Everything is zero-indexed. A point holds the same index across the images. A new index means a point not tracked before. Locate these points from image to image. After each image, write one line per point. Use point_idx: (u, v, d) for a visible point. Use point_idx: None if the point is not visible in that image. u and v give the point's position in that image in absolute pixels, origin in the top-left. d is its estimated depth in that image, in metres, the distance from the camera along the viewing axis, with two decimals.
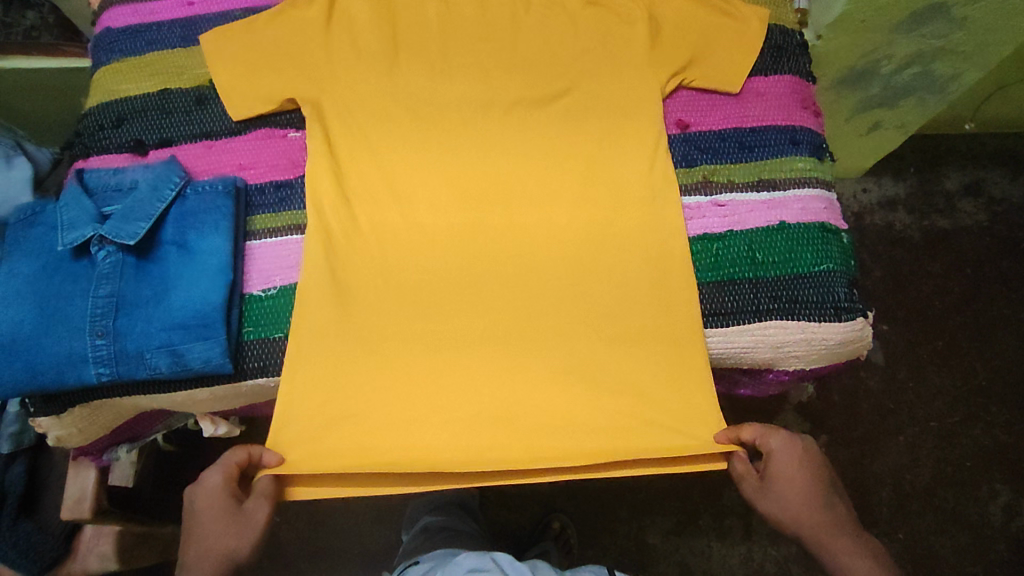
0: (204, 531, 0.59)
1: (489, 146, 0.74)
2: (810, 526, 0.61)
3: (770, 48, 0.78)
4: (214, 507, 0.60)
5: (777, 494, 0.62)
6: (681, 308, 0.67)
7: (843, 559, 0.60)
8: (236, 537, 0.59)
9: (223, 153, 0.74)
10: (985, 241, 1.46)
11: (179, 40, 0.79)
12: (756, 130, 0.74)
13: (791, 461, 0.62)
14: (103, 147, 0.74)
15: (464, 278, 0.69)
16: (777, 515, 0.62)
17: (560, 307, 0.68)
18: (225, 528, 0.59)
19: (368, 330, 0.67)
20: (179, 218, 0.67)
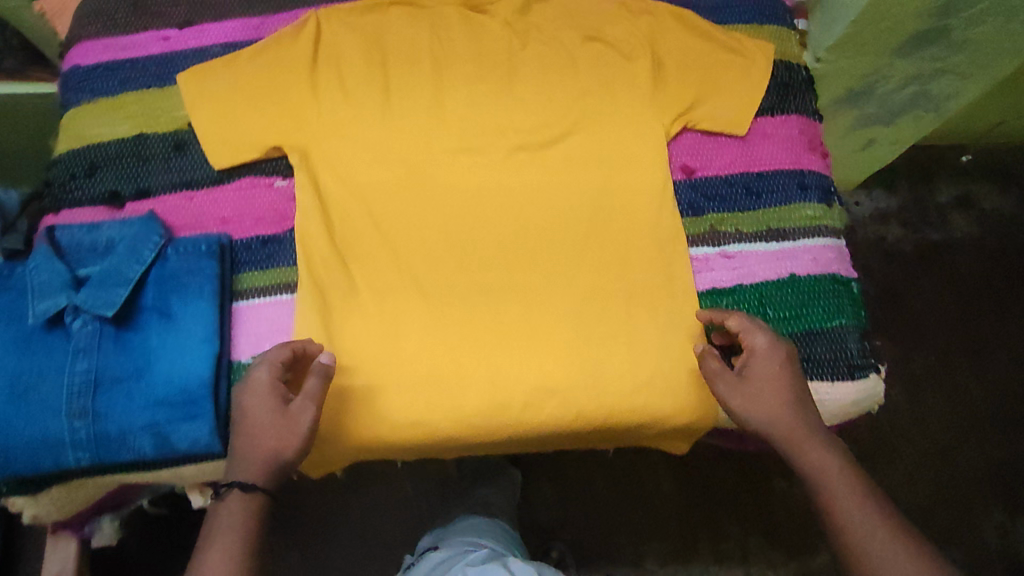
0: (253, 431, 0.58)
1: (489, 194, 0.70)
2: (779, 429, 0.60)
3: (776, 85, 0.75)
4: (261, 405, 0.58)
5: (750, 394, 0.61)
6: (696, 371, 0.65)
7: (811, 460, 0.59)
8: (279, 436, 0.58)
9: (204, 205, 0.69)
10: (977, 257, 1.47)
11: (154, 79, 0.73)
12: (764, 175, 0.72)
13: (775, 364, 0.61)
14: (74, 200, 0.69)
15: (468, 336, 0.65)
16: (747, 417, 0.60)
17: (569, 369, 0.64)
18: (272, 429, 0.58)
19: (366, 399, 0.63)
20: (160, 282, 0.63)
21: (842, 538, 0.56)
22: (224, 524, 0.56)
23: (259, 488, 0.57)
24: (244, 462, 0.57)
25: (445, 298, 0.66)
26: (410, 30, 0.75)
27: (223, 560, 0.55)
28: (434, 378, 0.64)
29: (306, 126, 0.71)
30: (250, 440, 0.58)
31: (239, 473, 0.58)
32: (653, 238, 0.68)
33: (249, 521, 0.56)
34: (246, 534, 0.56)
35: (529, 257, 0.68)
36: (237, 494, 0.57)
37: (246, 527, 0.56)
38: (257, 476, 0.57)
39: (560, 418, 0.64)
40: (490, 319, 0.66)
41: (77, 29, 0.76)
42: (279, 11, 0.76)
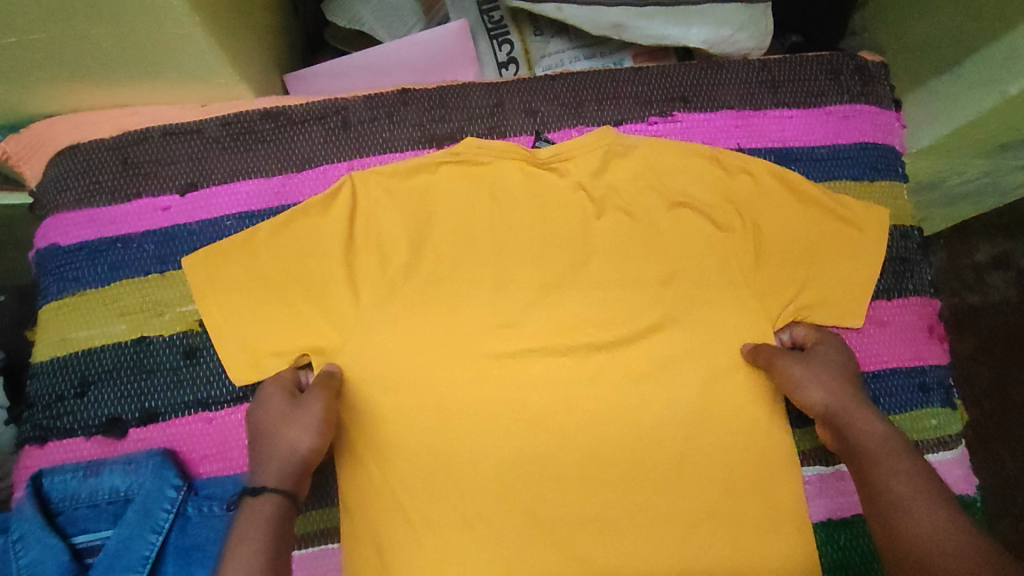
0: (267, 442, 0.54)
1: (566, 400, 0.62)
2: (839, 403, 0.58)
3: (892, 261, 0.65)
4: (273, 411, 0.56)
5: (817, 371, 0.59)
6: None
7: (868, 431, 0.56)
8: (296, 436, 0.54)
9: (226, 430, 0.57)
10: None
11: (154, 263, 0.60)
12: (883, 374, 0.63)
13: (837, 350, 0.61)
14: (63, 427, 0.56)
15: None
16: (808, 394, 0.59)
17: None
18: (290, 433, 0.54)
19: None
20: (181, 553, 0.52)
21: (897, 496, 0.51)
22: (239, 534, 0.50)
23: (273, 492, 0.52)
24: (262, 462, 0.53)
25: (520, 532, 0.59)
26: (466, 196, 0.64)
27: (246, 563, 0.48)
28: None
29: (350, 324, 0.60)
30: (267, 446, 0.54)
31: (260, 476, 0.53)
32: (753, 456, 0.61)
33: (267, 526, 0.50)
34: (267, 535, 0.49)
35: (615, 480, 0.61)
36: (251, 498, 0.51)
37: (266, 528, 0.50)
38: (273, 479, 0.53)
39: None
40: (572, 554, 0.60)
41: (52, 193, 0.61)
42: (304, 168, 0.64)
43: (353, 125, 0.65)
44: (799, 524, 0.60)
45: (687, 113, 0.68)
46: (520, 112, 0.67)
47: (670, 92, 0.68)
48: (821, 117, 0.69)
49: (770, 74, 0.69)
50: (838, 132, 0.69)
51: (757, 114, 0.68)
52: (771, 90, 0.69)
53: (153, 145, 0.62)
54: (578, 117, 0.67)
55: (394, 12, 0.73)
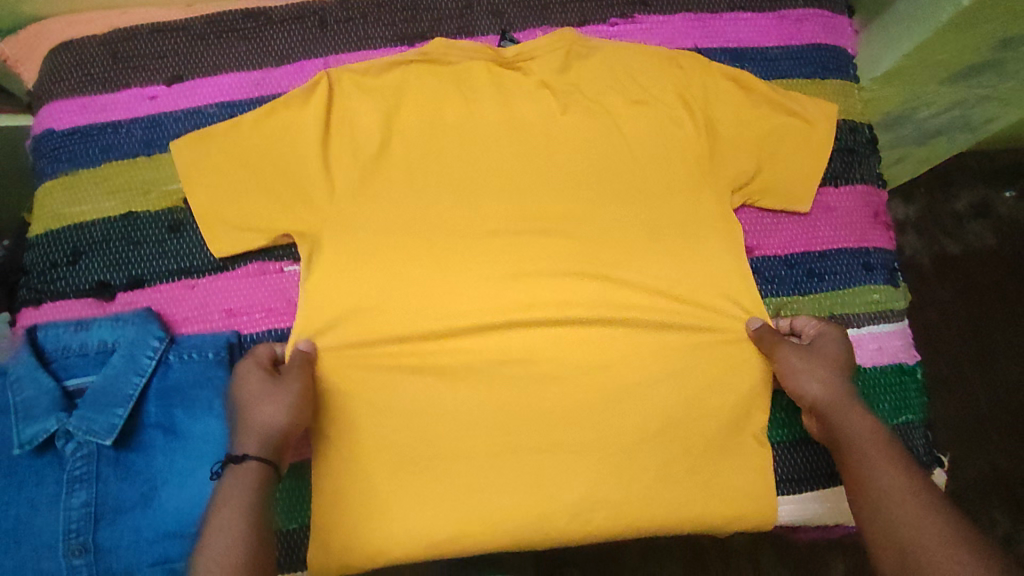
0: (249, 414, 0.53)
1: (529, 277, 0.65)
2: (829, 395, 0.57)
3: (840, 151, 0.68)
4: (253, 383, 0.55)
5: (809, 360, 0.59)
6: (745, 468, 0.63)
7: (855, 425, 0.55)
8: (276, 408, 0.54)
9: (208, 295, 0.62)
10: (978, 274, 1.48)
11: (141, 146, 0.65)
12: (827, 254, 0.66)
13: (840, 342, 0.60)
14: (57, 291, 0.61)
15: (511, 440, 0.62)
16: (799, 384, 0.59)
17: (623, 480, 0.62)
18: (278, 404, 0.54)
19: (417, 499, 0.61)
20: (163, 394, 0.56)
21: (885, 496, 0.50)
22: (223, 504, 0.49)
23: (259, 460, 0.51)
24: (244, 432, 0.52)
25: (483, 398, 0.63)
26: (434, 90, 0.68)
27: (230, 533, 0.48)
28: (471, 483, 0.61)
29: (322, 204, 0.64)
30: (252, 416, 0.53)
31: (241, 445, 0.52)
32: (706, 332, 0.64)
33: (252, 493, 0.49)
34: (250, 503, 0.49)
35: (574, 353, 0.65)
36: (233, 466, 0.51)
37: (249, 497, 0.49)
38: (260, 448, 0.52)
39: (616, 530, 0.61)
40: (533, 420, 0.63)
41: (47, 84, 0.66)
42: (283, 63, 0.68)
43: (330, 25, 0.69)
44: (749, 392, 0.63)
45: (647, 15, 0.72)
46: (487, 15, 0.72)
47: None
48: (773, 21, 0.73)
49: None
50: (790, 35, 0.72)
51: (713, 18, 0.72)
52: None
53: (140, 40, 0.67)
54: (543, 18, 0.72)
55: None
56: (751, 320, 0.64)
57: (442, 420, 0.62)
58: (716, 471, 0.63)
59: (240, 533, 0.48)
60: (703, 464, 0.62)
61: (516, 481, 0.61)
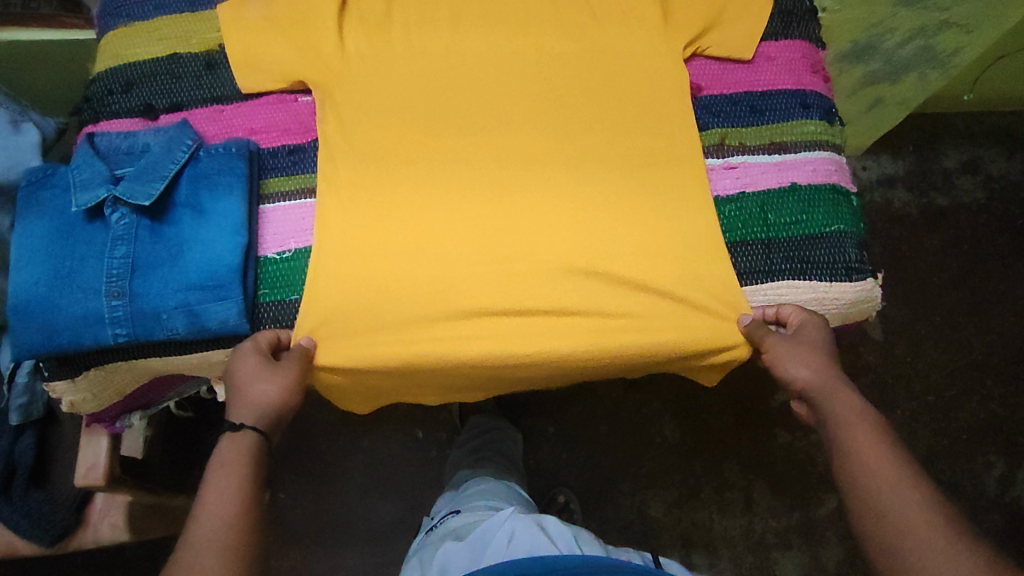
0: (245, 393, 0.62)
1: (496, 114, 0.73)
2: (817, 380, 0.63)
3: (780, 12, 0.78)
4: (250, 363, 0.62)
5: (798, 348, 0.64)
6: (703, 269, 0.68)
7: (839, 408, 0.61)
8: (270, 388, 0.62)
9: (233, 117, 0.73)
10: (977, 225, 1.48)
11: (186, 5, 0.78)
12: (767, 95, 0.75)
13: (822, 331, 0.65)
14: (112, 112, 0.73)
15: (482, 250, 0.68)
16: (790, 370, 0.64)
17: (585, 280, 0.68)
18: (269, 384, 0.62)
19: (386, 287, 0.67)
20: (194, 179, 0.67)
21: (865, 465, 0.57)
22: (219, 463, 0.59)
23: (255, 429, 0.61)
24: (243, 408, 0.61)
25: (455, 215, 0.69)
26: None
27: (222, 492, 0.58)
28: (439, 281, 0.67)
29: (324, 48, 0.74)
30: (247, 392, 0.62)
31: (239, 418, 0.62)
32: (661, 154, 0.71)
33: (248, 459, 0.60)
34: (243, 465, 0.59)
35: (540, 180, 0.71)
36: (228, 437, 0.61)
37: (244, 462, 0.59)
38: (253, 421, 0.61)
39: (582, 318, 0.68)
40: (500, 235, 0.69)
41: None
42: None
43: None
44: (703, 203, 0.69)
45: None
46: None
47: None
48: None
49: None
50: None
51: None
52: None
53: None
54: None
55: None
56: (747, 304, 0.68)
57: (409, 224, 0.69)
58: (674, 278, 0.67)
59: (233, 493, 0.57)
60: (661, 265, 0.68)
61: (486, 278, 0.67)
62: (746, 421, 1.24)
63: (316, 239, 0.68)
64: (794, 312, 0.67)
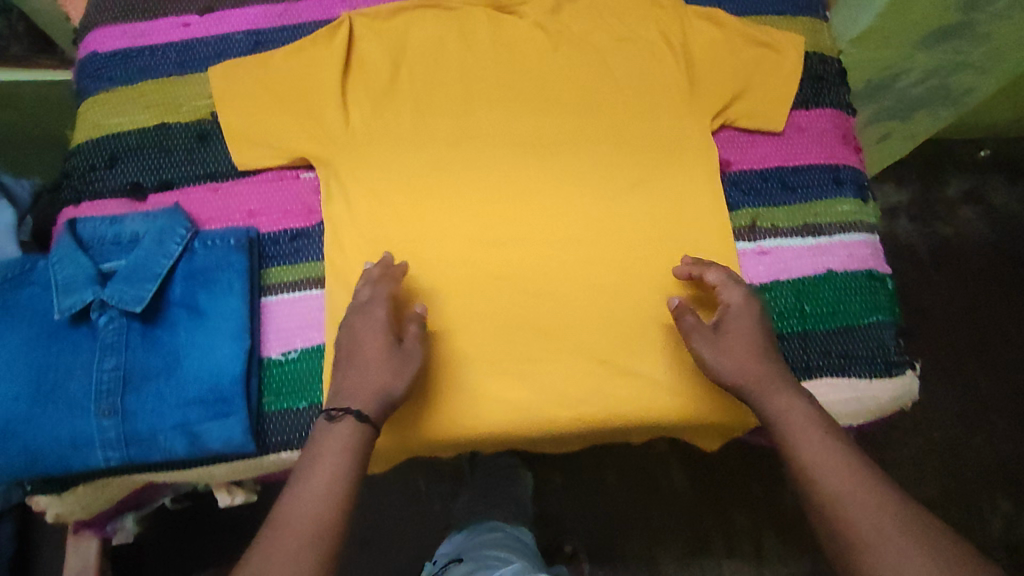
0: (358, 363, 0.56)
1: (514, 194, 0.68)
2: (749, 378, 0.57)
3: (809, 78, 0.74)
4: (371, 343, 0.57)
5: (726, 340, 0.59)
6: None
7: (781, 408, 0.55)
8: (391, 372, 0.56)
9: (230, 198, 0.67)
10: (981, 258, 1.46)
11: (175, 67, 0.71)
12: (800, 170, 0.70)
13: (749, 313, 0.60)
14: (94, 191, 0.67)
15: (505, 345, 0.64)
16: (720, 364, 0.58)
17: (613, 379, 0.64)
18: (391, 368, 0.56)
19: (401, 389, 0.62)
20: (189, 276, 0.61)
21: (829, 480, 0.51)
22: (310, 455, 0.52)
23: (368, 419, 0.54)
24: (360, 391, 0.55)
25: (474, 311, 0.64)
26: (435, 30, 0.73)
27: (312, 488, 0.50)
28: (455, 380, 0.63)
29: (328, 121, 0.68)
30: (364, 376, 0.56)
31: (347, 401, 0.55)
32: (690, 239, 0.67)
33: (348, 456, 0.52)
34: (340, 462, 0.52)
35: (562, 268, 0.66)
36: (330, 422, 0.54)
37: (341, 458, 0.52)
38: (369, 409, 0.55)
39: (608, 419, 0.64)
40: (523, 332, 0.64)
41: (94, 15, 0.73)
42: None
43: None
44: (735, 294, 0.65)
45: None
46: None
47: None
48: None
49: None
50: None
51: None
52: None
53: None
54: None
55: None
56: (677, 268, 0.64)
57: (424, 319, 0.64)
58: (706, 372, 0.64)
59: (323, 494, 0.50)
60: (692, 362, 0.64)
61: (508, 376, 0.63)
62: (754, 467, 1.21)
63: (325, 338, 0.63)
64: (725, 283, 0.62)
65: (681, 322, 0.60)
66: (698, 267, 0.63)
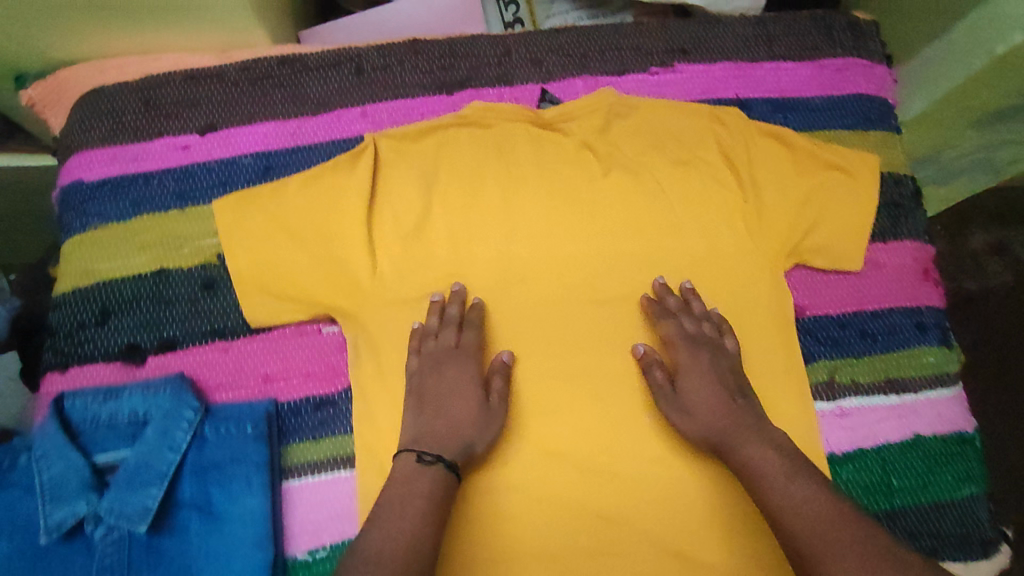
0: (446, 414, 0.55)
1: (566, 350, 0.61)
2: (714, 432, 0.55)
3: (886, 206, 0.66)
4: (461, 391, 0.56)
5: (687, 398, 0.57)
6: None
7: (750, 457, 0.53)
8: (478, 424, 0.55)
9: (242, 361, 0.59)
10: None
11: (174, 199, 0.61)
12: (880, 315, 0.64)
13: (702, 365, 0.58)
14: (84, 354, 0.58)
15: (557, 502, 0.58)
16: (687, 424, 0.57)
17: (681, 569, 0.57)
18: (478, 417, 0.55)
19: None
20: (198, 471, 0.54)
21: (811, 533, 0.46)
22: (394, 498, 0.49)
23: (448, 463, 0.52)
24: (446, 439, 0.54)
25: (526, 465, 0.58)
26: (471, 153, 0.64)
27: (401, 526, 0.47)
28: (508, 531, 0.57)
29: (352, 267, 0.59)
30: (451, 424, 0.55)
31: (433, 445, 0.53)
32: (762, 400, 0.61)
33: (433, 502, 0.50)
34: (428, 505, 0.49)
35: (621, 435, 0.59)
36: (420, 465, 0.51)
37: (426, 499, 0.50)
38: (451, 456, 0.53)
39: None
40: (574, 482, 0.58)
41: (76, 133, 0.63)
42: (319, 111, 0.64)
43: (366, 72, 0.66)
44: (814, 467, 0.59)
45: (687, 64, 0.68)
46: (525, 63, 0.68)
47: (670, 44, 0.69)
48: (815, 69, 0.69)
49: (766, 29, 0.70)
50: (830, 85, 0.69)
51: (754, 67, 0.69)
52: (767, 43, 0.69)
53: (172, 89, 0.63)
54: (583, 69, 0.67)
55: None
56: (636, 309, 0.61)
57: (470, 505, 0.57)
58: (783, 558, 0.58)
59: (412, 533, 0.47)
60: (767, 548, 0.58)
61: (559, 529, 0.57)
62: None
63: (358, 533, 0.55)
64: (682, 326, 0.60)
65: (648, 374, 0.59)
66: (665, 310, 0.61)
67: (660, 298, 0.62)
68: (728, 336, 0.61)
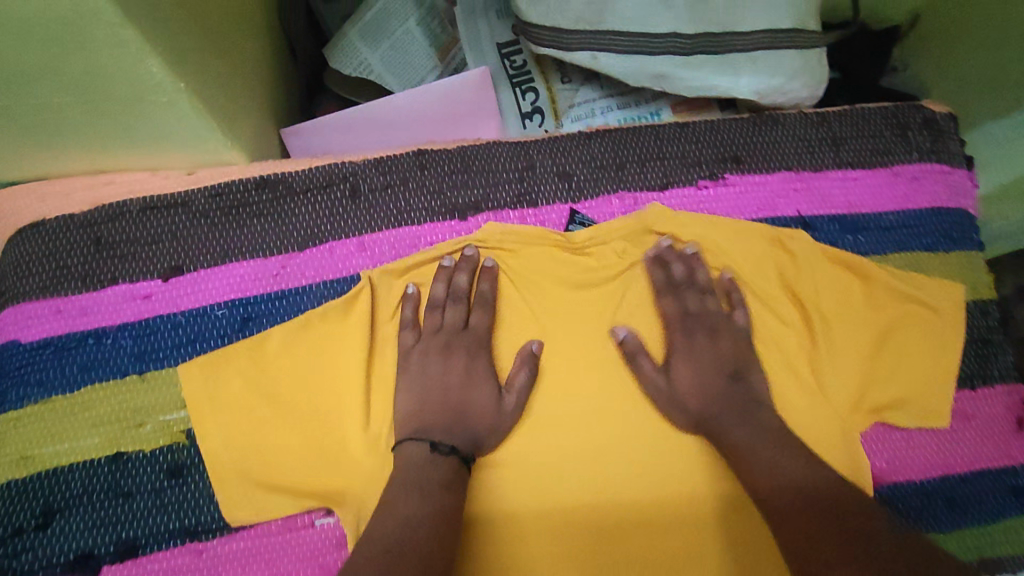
0: (456, 402, 0.50)
1: (611, 537, 0.50)
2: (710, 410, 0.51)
3: (973, 343, 0.58)
4: (475, 380, 0.51)
5: (681, 372, 0.52)
6: None
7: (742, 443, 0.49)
8: (492, 415, 0.50)
9: (218, 569, 0.48)
10: None
11: (132, 362, 0.51)
12: (972, 478, 0.55)
13: (699, 337, 0.53)
14: (21, 565, 0.47)
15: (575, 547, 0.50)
16: (679, 404, 0.52)
17: None
18: (489, 405, 0.51)
19: None
20: None
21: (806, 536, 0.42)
22: (404, 488, 0.45)
23: (453, 449, 0.48)
24: (453, 427, 0.49)
25: (540, 513, 0.50)
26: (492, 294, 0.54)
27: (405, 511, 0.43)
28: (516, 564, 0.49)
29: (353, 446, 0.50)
30: (463, 413, 0.50)
31: (439, 429, 0.49)
32: None
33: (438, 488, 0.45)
34: (430, 487, 0.45)
35: None
36: (433, 455, 0.47)
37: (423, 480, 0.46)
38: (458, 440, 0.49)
39: None
40: (587, 524, 0.51)
41: (11, 278, 0.51)
42: (306, 246, 0.54)
43: (362, 194, 0.55)
44: None
45: (740, 176, 0.59)
46: (552, 177, 0.58)
47: (721, 151, 0.59)
48: (887, 179, 0.60)
49: (831, 129, 0.60)
50: (907, 196, 0.60)
51: (817, 178, 0.60)
52: (833, 148, 0.60)
53: (129, 221, 0.52)
54: (620, 183, 0.58)
55: (409, 58, 0.64)
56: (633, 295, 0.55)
57: None
58: None
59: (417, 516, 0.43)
60: None
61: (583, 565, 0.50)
62: None
63: None
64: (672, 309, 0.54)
65: (633, 363, 0.53)
66: (663, 282, 0.55)
67: (664, 265, 0.55)
68: (739, 309, 0.55)
